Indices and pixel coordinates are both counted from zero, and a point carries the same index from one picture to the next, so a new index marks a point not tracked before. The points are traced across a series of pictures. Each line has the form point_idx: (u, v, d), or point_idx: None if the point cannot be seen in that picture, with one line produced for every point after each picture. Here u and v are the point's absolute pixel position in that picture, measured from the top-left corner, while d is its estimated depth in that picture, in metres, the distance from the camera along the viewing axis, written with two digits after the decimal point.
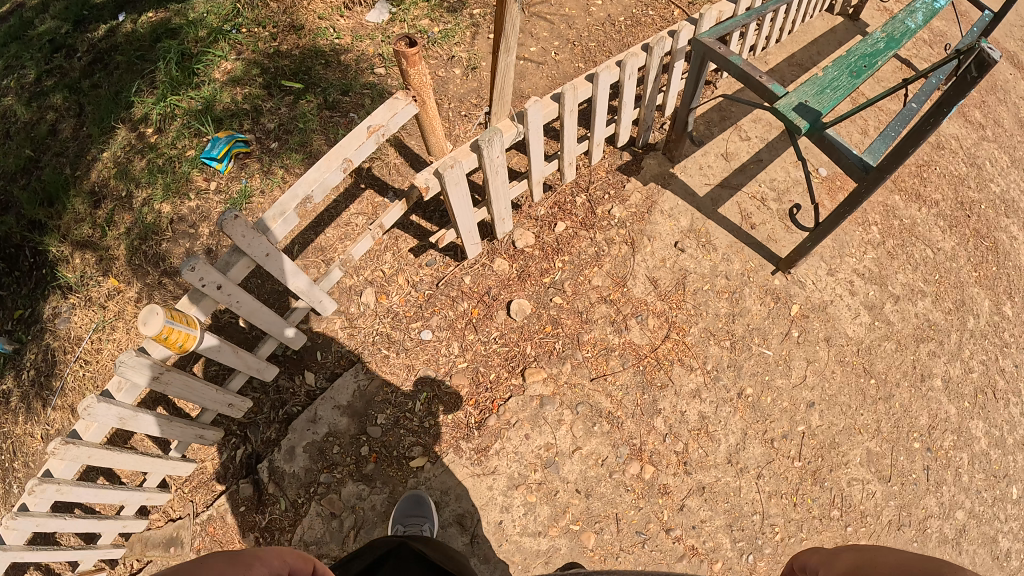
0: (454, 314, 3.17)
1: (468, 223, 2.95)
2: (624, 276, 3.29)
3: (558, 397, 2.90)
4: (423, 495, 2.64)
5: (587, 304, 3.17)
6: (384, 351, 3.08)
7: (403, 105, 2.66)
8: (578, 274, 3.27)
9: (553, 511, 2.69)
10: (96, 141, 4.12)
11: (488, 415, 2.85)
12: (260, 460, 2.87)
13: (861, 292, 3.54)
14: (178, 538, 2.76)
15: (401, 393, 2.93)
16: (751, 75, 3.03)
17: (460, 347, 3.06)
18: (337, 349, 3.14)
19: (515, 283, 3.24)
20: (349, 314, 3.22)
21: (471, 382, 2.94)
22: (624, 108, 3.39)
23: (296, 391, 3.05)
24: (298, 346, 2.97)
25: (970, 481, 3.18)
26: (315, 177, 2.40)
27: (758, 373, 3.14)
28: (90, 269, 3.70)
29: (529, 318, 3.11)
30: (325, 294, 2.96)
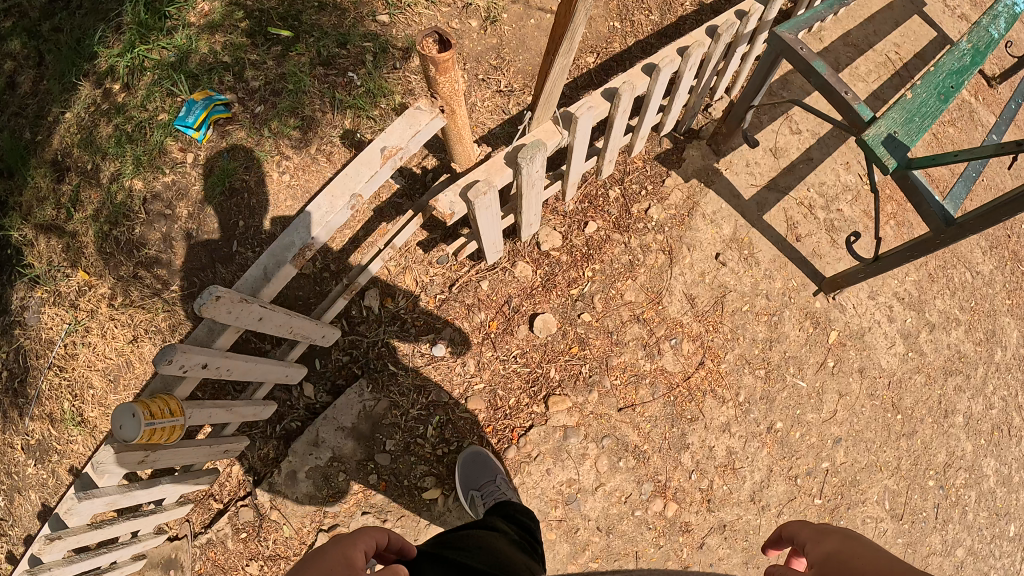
0: (469, 327, 2.83)
1: (493, 234, 2.57)
2: (660, 292, 2.92)
3: (582, 428, 2.74)
4: (475, 450, 2.65)
5: (618, 323, 2.85)
6: (392, 368, 2.82)
7: (426, 121, 2.31)
8: (608, 288, 2.88)
9: (571, 548, 2.69)
10: (57, 100, 3.54)
11: (507, 446, 2.71)
12: (259, 482, 2.77)
13: (898, 319, 3.40)
14: (178, 560, 2.73)
15: (409, 416, 2.77)
16: (835, 88, 2.65)
17: (476, 365, 2.78)
18: (338, 360, 2.89)
19: (539, 293, 2.86)
20: (349, 320, 2.89)
21: (487, 407, 2.75)
22: (676, 98, 2.87)
23: (294, 405, 2.85)
24: (296, 380, 2.66)
25: (973, 518, 3.37)
26: (318, 220, 2.13)
27: (790, 406, 3.12)
28: (57, 259, 3.35)
29: (555, 338, 2.80)
30: (327, 327, 2.61)
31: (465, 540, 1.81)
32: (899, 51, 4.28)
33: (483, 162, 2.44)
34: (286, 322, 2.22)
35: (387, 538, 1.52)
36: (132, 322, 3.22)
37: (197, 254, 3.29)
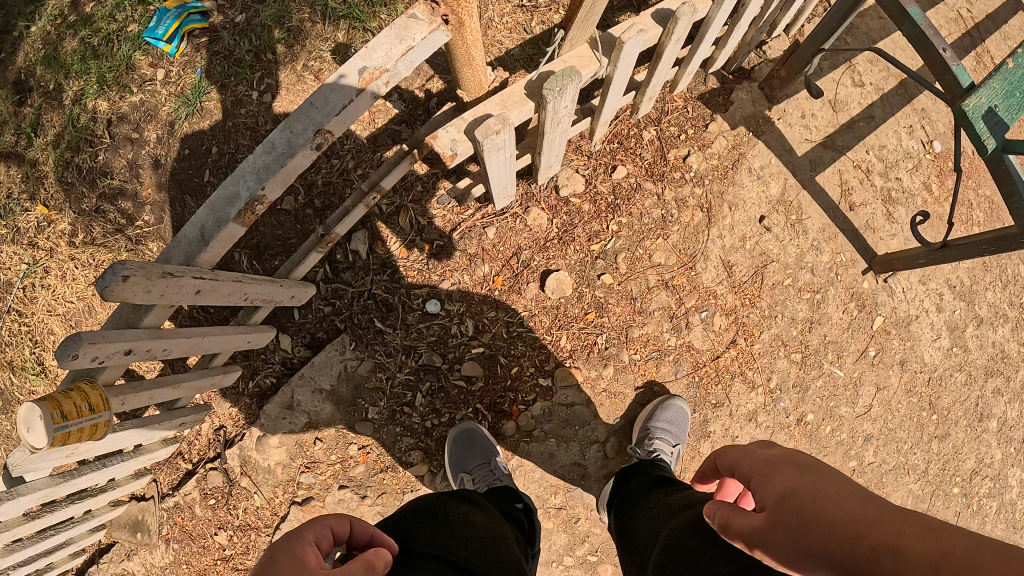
0: (471, 281, 2.42)
1: (504, 179, 2.13)
2: (694, 255, 2.47)
3: (593, 407, 2.37)
4: (468, 427, 2.28)
5: (642, 288, 2.42)
6: (378, 324, 2.44)
7: (424, 33, 1.65)
8: (634, 248, 2.43)
9: (569, 539, 2.37)
10: (20, 11, 3.03)
11: (506, 422, 2.35)
12: (227, 446, 2.52)
13: (947, 309, 2.99)
14: (144, 523, 2.59)
15: (395, 380, 2.41)
16: (931, 40, 2.15)
17: (476, 326, 2.38)
18: (318, 310, 2.49)
19: (554, 247, 2.41)
20: (333, 265, 2.47)
21: (486, 375, 2.36)
22: (737, 30, 2.39)
23: (269, 359, 2.51)
24: (263, 344, 2.29)
25: (994, 531, 3.07)
26: (263, 162, 1.61)
27: (824, 398, 2.77)
28: (14, 189, 2.90)
29: (570, 300, 2.39)
30: (295, 288, 2.19)
31: (440, 519, 1.46)
32: (973, 6, 3.72)
33: (500, 91, 1.99)
34: (239, 287, 1.81)
35: (347, 531, 1.24)
36: (93, 262, 2.82)
37: (166, 185, 2.86)
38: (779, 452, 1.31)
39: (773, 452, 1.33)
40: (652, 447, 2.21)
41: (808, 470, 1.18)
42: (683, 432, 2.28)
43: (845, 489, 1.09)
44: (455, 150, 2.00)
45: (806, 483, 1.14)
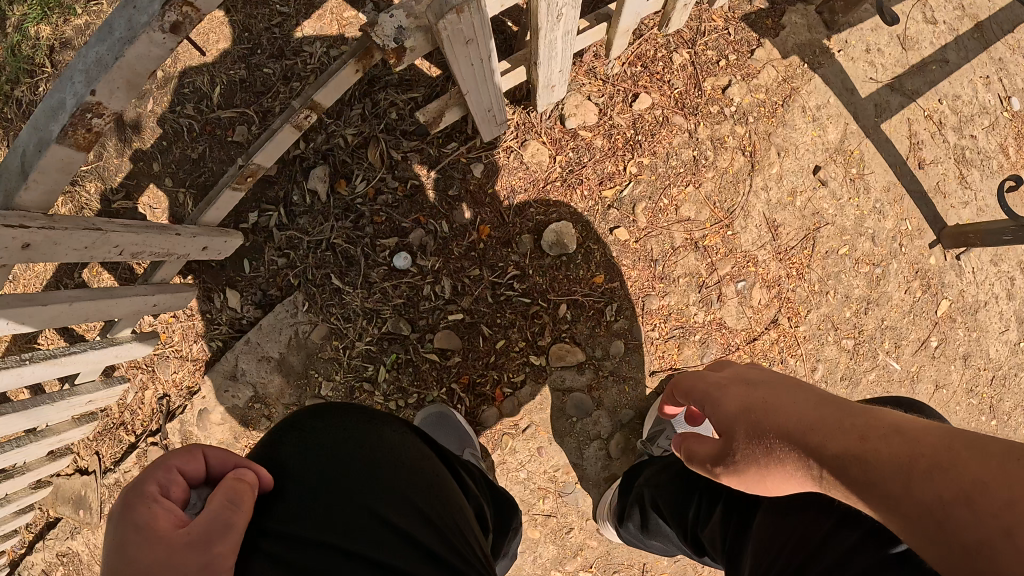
0: (448, 231, 1.86)
1: (486, 87, 1.59)
2: (733, 209, 1.92)
3: (596, 394, 1.79)
4: (444, 416, 1.70)
5: (667, 248, 1.85)
6: (334, 281, 1.94)
7: None
8: (655, 198, 1.86)
9: (558, 551, 1.86)
10: None
11: (485, 407, 1.79)
12: (166, 420, 2.07)
13: (1020, 297, 2.43)
14: (85, 500, 2.14)
15: (353, 350, 1.91)
16: None
17: (453, 288, 1.82)
18: (270, 263, 2.02)
19: (558, 188, 1.84)
20: (289, 207, 2.01)
21: (463, 349, 1.78)
22: None
23: (215, 320, 2.05)
24: (182, 305, 1.90)
25: None
26: (90, 56, 1.03)
27: (876, 394, 2.27)
28: None
29: (574, 261, 1.81)
30: (213, 238, 1.76)
31: (326, 422, 1.09)
32: None
33: None
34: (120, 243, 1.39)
35: (202, 465, 0.94)
36: None
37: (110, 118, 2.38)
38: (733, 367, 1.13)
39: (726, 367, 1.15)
40: (668, 447, 1.74)
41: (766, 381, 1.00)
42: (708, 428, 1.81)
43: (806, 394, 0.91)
44: (405, 45, 1.34)
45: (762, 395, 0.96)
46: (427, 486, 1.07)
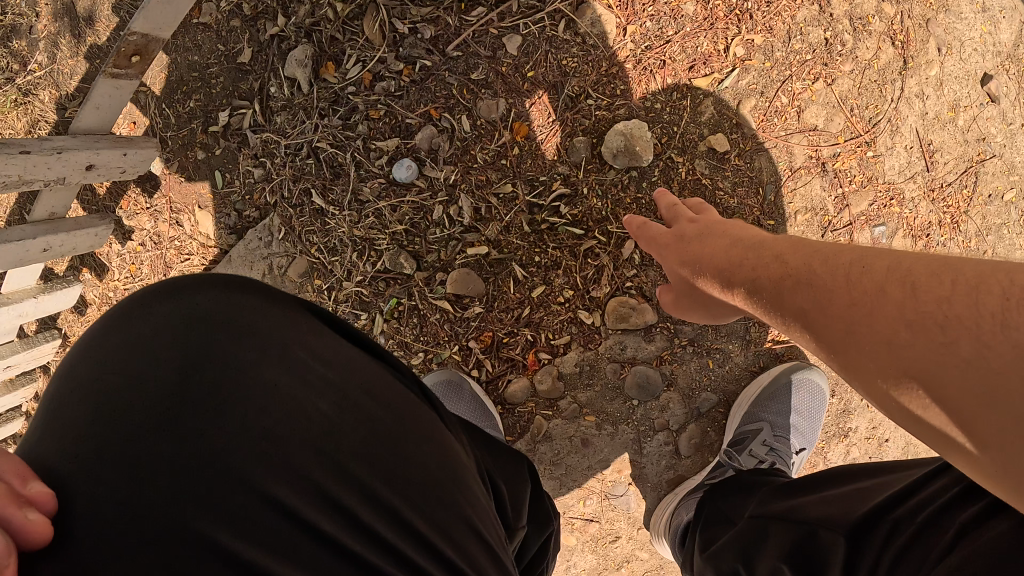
0: (469, 132, 1.27)
1: None
2: (871, 121, 1.36)
3: (668, 368, 1.23)
4: (455, 376, 1.24)
5: (780, 168, 1.27)
6: (304, 195, 1.37)
7: None
8: (769, 94, 1.29)
9: (596, 562, 1.32)
10: None
11: (511, 374, 1.25)
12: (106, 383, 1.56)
13: None
14: None
15: (339, 294, 1.34)
16: None
17: (473, 210, 1.26)
18: (244, 178, 1.45)
19: (629, 73, 1.26)
20: (266, 102, 1.40)
21: (485, 292, 1.25)
22: None
23: (162, 247, 1.54)
24: (91, 248, 1.47)
25: None
26: None
27: None
28: None
29: (646, 178, 1.25)
30: (94, 151, 1.30)
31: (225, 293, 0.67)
32: None
33: None
34: None
35: None
36: None
37: (62, 10, 1.54)
38: (705, 221, 1.08)
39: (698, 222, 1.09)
40: (768, 457, 1.24)
41: (739, 244, 0.96)
42: (819, 427, 1.31)
43: (779, 249, 0.87)
44: None
45: (736, 259, 0.92)
46: (383, 464, 0.65)
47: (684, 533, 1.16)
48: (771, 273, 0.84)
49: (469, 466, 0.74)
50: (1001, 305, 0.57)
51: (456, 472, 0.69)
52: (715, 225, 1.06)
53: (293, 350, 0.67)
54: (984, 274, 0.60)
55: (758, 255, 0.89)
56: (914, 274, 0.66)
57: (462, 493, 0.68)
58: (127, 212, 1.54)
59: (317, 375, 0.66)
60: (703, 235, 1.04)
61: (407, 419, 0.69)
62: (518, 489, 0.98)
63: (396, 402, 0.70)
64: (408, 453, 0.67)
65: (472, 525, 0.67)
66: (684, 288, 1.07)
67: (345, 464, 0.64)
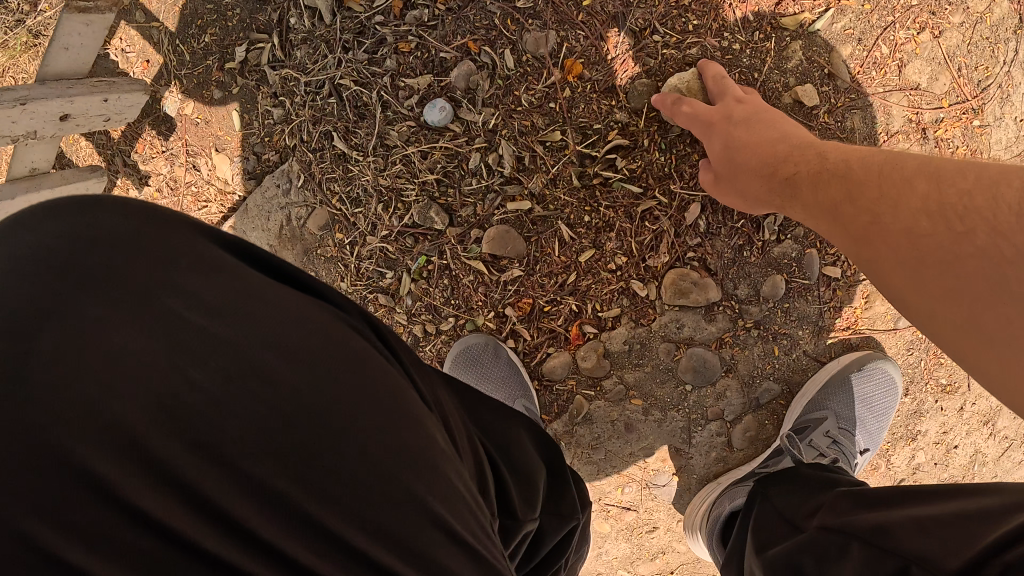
0: (516, 70, 1.11)
1: None
2: (990, 78, 1.15)
3: (727, 352, 1.10)
4: (494, 342, 1.15)
5: (876, 132, 1.11)
6: (325, 139, 1.22)
7: None
8: (867, 42, 1.11)
9: (629, 552, 1.21)
10: None
11: (553, 344, 1.13)
12: None
13: None
14: None
15: (363, 250, 1.21)
16: None
17: (518, 161, 1.12)
18: (263, 119, 1.30)
19: (706, 7, 1.07)
20: (286, 34, 1.25)
21: (528, 252, 1.12)
22: None
23: (179, 195, 1.42)
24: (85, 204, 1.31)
25: None
26: None
27: None
28: None
29: None
30: (66, 98, 1.15)
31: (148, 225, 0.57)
32: None
33: None
34: None
35: None
36: None
37: None
38: (753, 104, 1.01)
39: (746, 105, 1.01)
40: (829, 451, 1.11)
41: (787, 137, 0.93)
42: (886, 425, 1.16)
43: (826, 147, 0.87)
44: None
45: (778, 150, 0.91)
46: (331, 434, 0.53)
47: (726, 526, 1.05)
48: (812, 165, 0.86)
49: (429, 433, 0.59)
50: (1016, 197, 0.64)
51: (401, 448, 0.55)
52: (760, 109, 1.00)
53: (165, 303, 0.53)
54: (1006, 173, 0.67)
55: (805, 150, 0.89)
56: (941, 170, 0.72)
57: (409, 475, 0.55)
58: (142, 156, 1.42)
59: (198, 333, 0.53)
60: (749, 119, 0.98)
61: (327, 382, 0.55)
62: (523, 464, 0.84)
63: (310, 361, 0.55)
64: (329, 429, 0.53)
65: (420, 517, 0.55)
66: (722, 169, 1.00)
67: (277, 426, 0.53)
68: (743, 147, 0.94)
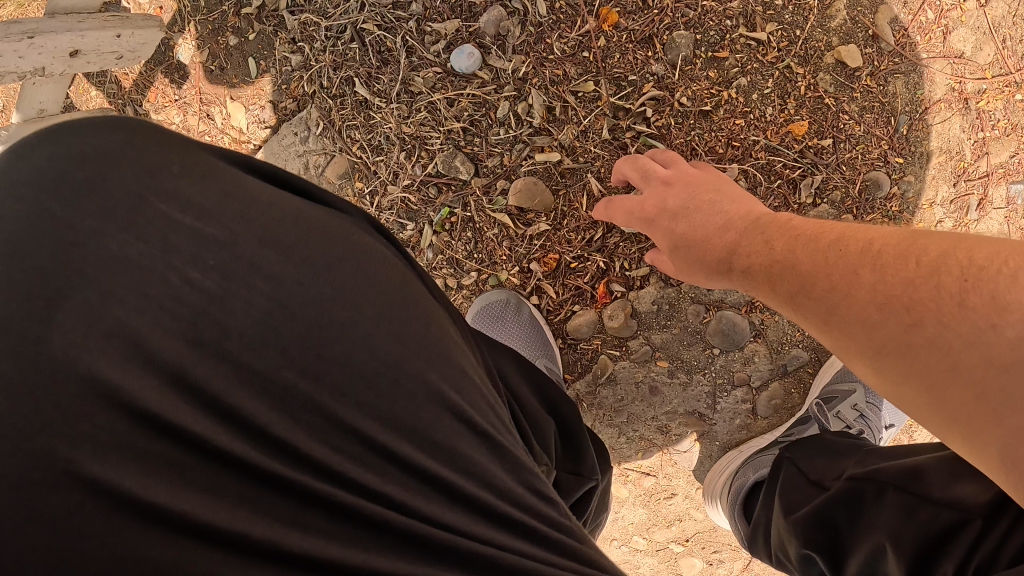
0: (548, 19, 1.08)
1: None
2: None
3: (756, 317, 1.07)
4: (517, 299, 1.11)
5: (919, 98, 1.08)
6: (349, 85, 1.18)
7: None
8: (913, 6, 1.08)
9: (646, 517, 1.20)
10: None
11: (579, 303, 1.11)
12: None
13: None
14: None
15: (383, 200, 1.17)
16: None
17: (548, 113, 1.08)
18: (280, 66, 1.25)
19: None
20: None
21: (556, 205, 1.09)
22: None
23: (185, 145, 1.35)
24: None
25: None
26: None
27: None
28: None
29: (756, 89, 1.06)
30: (76, 32, 1.02)
31: (115, 137, 0.51)
32: None
33: None
34: None
35: None
36: None
37: None
38: (683, 184, 0.96)
39: (673, 185, 0.97)
40: (856, 424, 1.07)
41: (729, 222, 0.86)
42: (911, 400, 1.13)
43: (771, 230, 0.80)
44: None
45: (723, 246, 0.85)
46: (335, 328, 0.49)
47: (749, 498, 1.05)
48: (763, 258, 0.78)
49: (443, 331, 0.56)
50: (959, 287, 0.57)
51: (413, 338, 0.52)
52: (691, 188, 0.95)
53: (149, 203, 0.49)
54: (947, 251, 0.61)
55: (754, 237, 0.81)
56: (883, 255, 0.65)
57: (423, 366, 0.51)
58: (154, 106, 1.35)
59: (188, 231, 0.49)
60: (686, 204, 0.93)
61: (329, 271, 0.51)
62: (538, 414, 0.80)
63: (310, 253, 0.51)
64: (336, 320, 0.50)
65: (436, 407, 0.51)
66: (676, 258, 0.93)
67: (281, 326, 0.49)
68: (687, 246, 0.90)
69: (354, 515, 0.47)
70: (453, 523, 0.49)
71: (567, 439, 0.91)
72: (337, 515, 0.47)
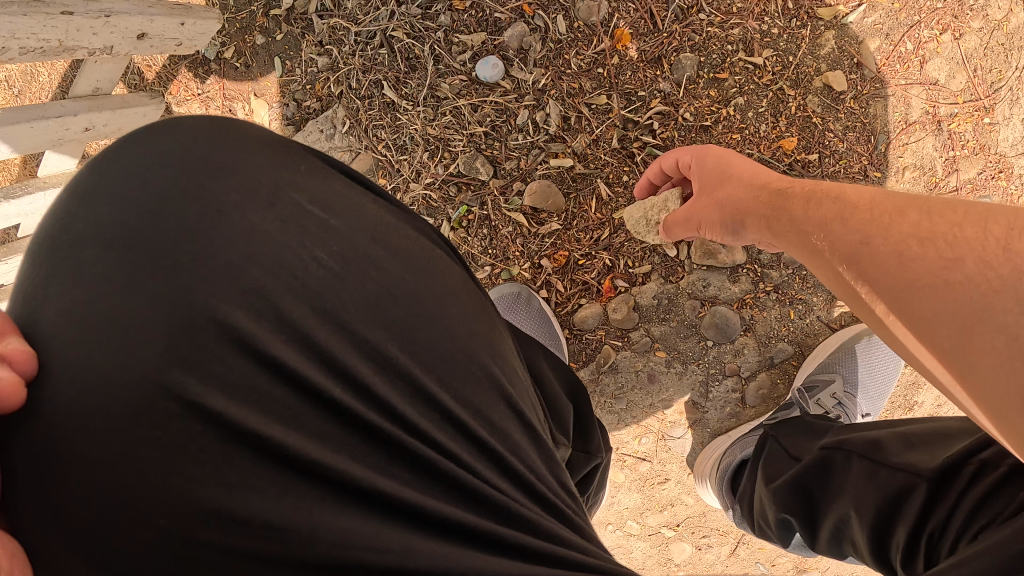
0: (566, 36, 1.18)
1: None
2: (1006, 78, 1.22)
3: (746, 313, 1.18)
4: (528, 293, 1.20)
5: (897, 120, 1.20)
6: (378, 89, 1.27)
7: None
8: (895, 37, 1.20)
9: (640, 502, 1.30)
10: None
11: (585, 297, 1.21)
12: None
13: None
14: None
15: (406, 197, 1.27)
16: None
17: (563, 122, 1.19)
18: (307, 66, 1.33)
19: None
20: None
21: (567, 207, 1.19)
22: None
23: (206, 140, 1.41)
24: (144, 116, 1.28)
25: None
26: None
27: None
28: None
29: (752, 108, 1.17)
30: (150, 15, 1.10)
31: (248, 134, 0.60)
32: None
33: None
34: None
35: None
36: None
37: None
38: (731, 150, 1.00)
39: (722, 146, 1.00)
40: (833, 409, 1.17)
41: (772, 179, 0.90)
42: (887, 393, 1.22)
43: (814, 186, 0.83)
44: None
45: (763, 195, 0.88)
46: (427, 318, 0.60)
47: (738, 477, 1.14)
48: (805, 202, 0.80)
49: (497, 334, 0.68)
50: (1006, 235, 0.57)
51: (481, 336, 0.64)
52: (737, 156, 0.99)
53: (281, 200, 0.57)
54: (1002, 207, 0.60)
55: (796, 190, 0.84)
56: (933, 207, 0.66)
57: (486, 356, 0.63)
58: (177, 98, 1.40)
59: (311, 227, 0.57)
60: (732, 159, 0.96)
61: (421, 270, 0.62)
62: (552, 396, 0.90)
63: (407, 253, 0.62)
64: (426, 310, 0.60)
65: (495, 392, 0.62)
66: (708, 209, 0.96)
67: (385, 307, 0.58)
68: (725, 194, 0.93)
69: (434, 473, 0.56)
70: (511, 497, 0.58)
71: (575, 421, 0.99)
72: (416, 470, 0.56)
